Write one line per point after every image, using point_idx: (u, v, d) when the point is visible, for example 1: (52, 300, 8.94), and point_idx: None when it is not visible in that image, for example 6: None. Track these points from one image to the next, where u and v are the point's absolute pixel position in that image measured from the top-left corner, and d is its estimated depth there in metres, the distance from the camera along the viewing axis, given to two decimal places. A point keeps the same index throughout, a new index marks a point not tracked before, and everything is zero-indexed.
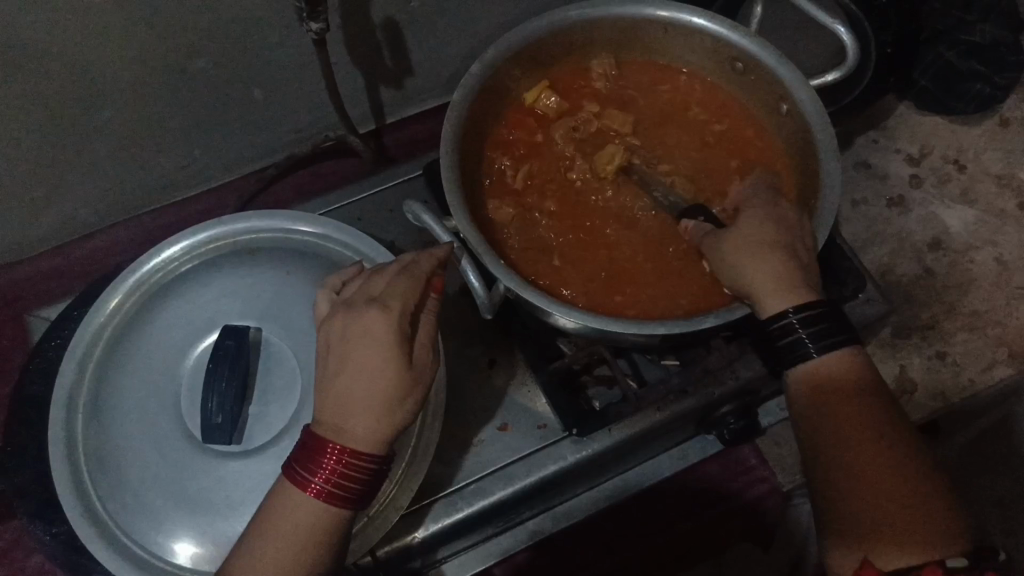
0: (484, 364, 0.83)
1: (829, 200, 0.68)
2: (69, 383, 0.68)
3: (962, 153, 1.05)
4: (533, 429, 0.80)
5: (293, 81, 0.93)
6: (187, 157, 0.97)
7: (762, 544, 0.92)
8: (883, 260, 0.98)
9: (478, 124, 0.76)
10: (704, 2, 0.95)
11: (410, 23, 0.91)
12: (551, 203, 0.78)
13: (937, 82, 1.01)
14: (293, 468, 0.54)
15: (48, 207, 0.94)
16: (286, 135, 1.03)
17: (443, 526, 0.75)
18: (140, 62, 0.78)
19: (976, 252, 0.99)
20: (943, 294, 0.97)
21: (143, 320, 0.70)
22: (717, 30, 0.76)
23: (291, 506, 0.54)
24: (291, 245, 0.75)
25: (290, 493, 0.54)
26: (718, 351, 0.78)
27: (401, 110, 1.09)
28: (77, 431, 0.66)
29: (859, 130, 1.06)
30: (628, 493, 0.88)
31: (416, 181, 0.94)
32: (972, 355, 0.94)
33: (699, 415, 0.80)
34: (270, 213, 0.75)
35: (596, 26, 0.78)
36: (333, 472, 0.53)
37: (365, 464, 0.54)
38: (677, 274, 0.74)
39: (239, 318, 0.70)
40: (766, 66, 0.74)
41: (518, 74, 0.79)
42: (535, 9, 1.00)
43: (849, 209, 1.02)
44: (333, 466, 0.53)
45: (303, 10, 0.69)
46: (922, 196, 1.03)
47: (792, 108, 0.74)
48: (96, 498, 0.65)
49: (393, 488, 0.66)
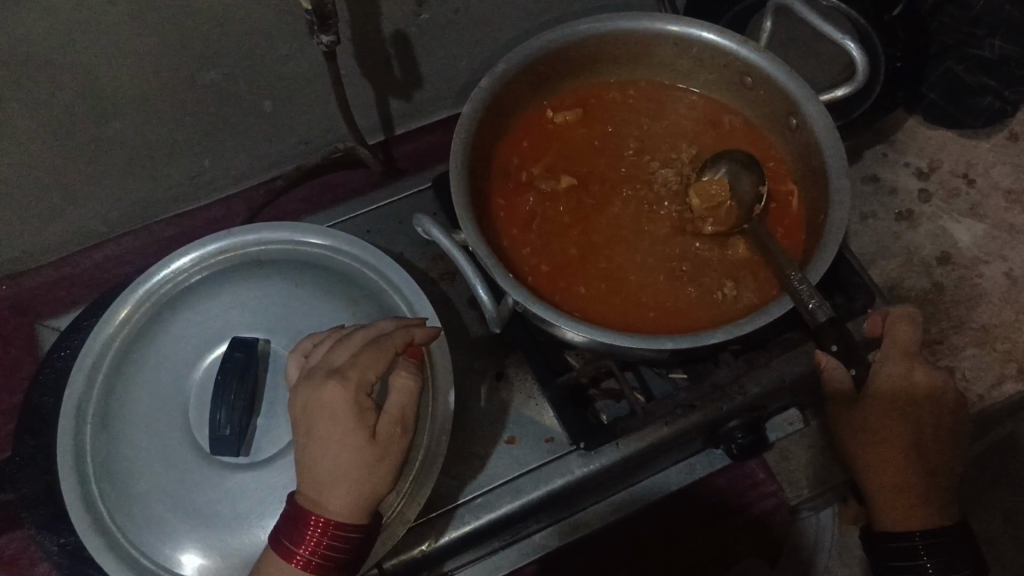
0: (492, 377, 0.83)
1: (838, 214, 0.68)
2: (79, 394, 0.68)
3: (971, 167, 1.05)
4: (541, 443, 0.80)
5: (302, 92, 0.93)
6: (197, 167, 0.98)
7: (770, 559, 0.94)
8: (892, 274, 0.98)
9: (488, 137, 0.77)
10: (713, 16, 0.96)
11: (420, 35, 0.92)
12: (563, 216, 0.78)
13: (945, 96, 1.02)
14: (277, 540, 0.56)
15: (58, 217, 0.95)
16: (295, 146, 1.03)
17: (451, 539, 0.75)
18: (151, 73, 0.79)
19: (986, 266, 0.99)
20: (952, 309, 0.96)
21: (152, 331, 0.70)
22: (726, 45, 0.76)
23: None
24: (300, 257, 0.75)
25: (273, 562, 0.56)
26: (727, 366, 0.77)
27: (410, 121, 1.09)
28: (86, 442, 0.67)
29: (868, 143, 1.06)
30: (636, 506, 0.88)
31: (425, 193, 0.94)
32: (982, 370, 0.93)
33: (709, 430, 0.80)
34: (279, 225, 0.76)
35: (608, 42, 0.78)
36: (318, 544, 0.56)
37: (348, 534, 0.56)
38: (688, 293, 0.74)
39: (248, 329, 0.70)
40: (776, 81, 0.74)
41: (529, 89, 0.79)
42: (544, 22, 1.00)
43: (857, 223, 1.01)
44: (317, 538, 0.56)
45: (313, 23, 0.70)
46: (931, 210, 1.02)
47: (801, 122, 0.74)
48: (103, 509, 0.65)
49: (401, 503, 0.66)
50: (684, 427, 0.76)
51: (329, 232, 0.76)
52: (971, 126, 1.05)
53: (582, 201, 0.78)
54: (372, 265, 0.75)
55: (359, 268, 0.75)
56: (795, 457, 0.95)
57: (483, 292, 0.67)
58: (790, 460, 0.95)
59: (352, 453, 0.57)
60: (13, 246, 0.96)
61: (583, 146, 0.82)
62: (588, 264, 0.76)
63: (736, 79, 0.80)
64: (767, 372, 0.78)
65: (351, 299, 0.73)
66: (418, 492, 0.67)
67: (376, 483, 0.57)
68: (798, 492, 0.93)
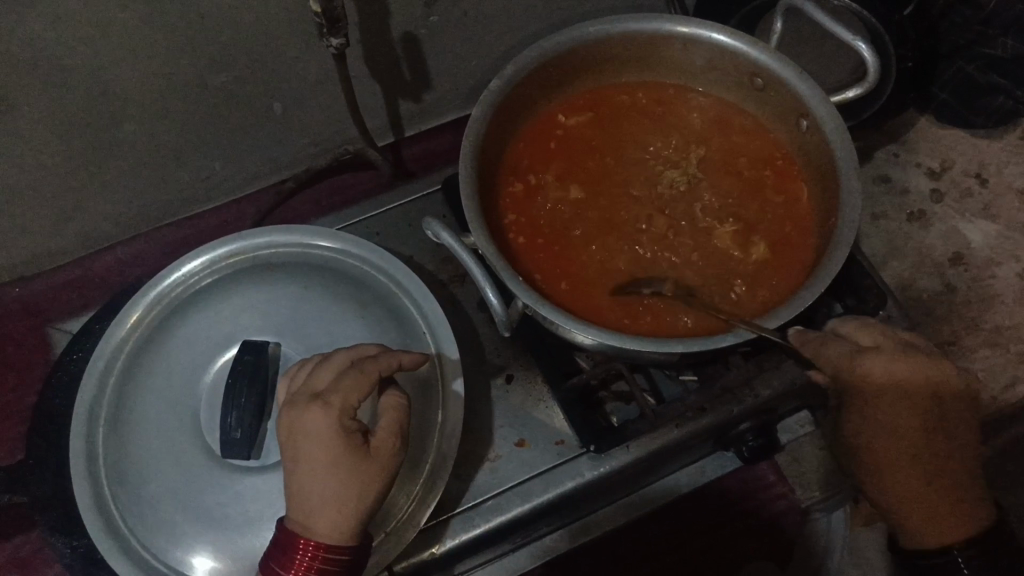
0: (501, 381, 0.83)
1: (849, 217, 0.67)
2: (91, 397, 0.69)
3: (984, 167, 1.04)
4: (551, 446, 0.80)
5: (312, 95, 0.94)
6: (207, 170, 0.98)
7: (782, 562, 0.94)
8: (903, 275, 0.98)
9: (497, 139, 0.77)
10: (722, 16, 0.95)
11: (428, 37, 0.92)
12: (572, 217, 0.78)
13: (957, 95, 1.01)
14: (266, 564, 0.56)
15: (70, 220, 0.96)
16: (305, 149, 1.04)
17: (461, 542, 0.76)
18: (162, 77, 0.79)
19: (998, 267, 0.98)
20: (964, 310, 0.96)
21: (163, 334, 0.71)
22: (736, 46, 0.76)
23: None
24: (310, 260, 0.75)
25: None
26: (737, 368, 0.78)
27: (419, 123, 1.09)
28: (98, 445, 0.68)
29: (879, 144, 1.05)
30: (646, 508, 0.89)
31: (434, 196, 0.94)
32: (994, 372, 0.93)
33: (720, 433, 0.80)
34: (289, 228, 0.76)
35: (618, 43, 0.78)
36: (307, 567, 0.56)
37: (338, 556, 0.56)
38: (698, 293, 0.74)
39: (257, 332, 0.70)
40: (786, 83, 0.74)
41: (539, 90, 0.79)
42: (553, 23, 1.00)
43: (868, 224, 1.01)
44: (307, 561, 0.56)
45: (322, 27, 0.70)
46: (943, 210, 1.02)
47: (812, 124, 0.74)
48: (115, 511, 0.65)
49: (412, 505, 0.67)
50: (697, 430, 0.75)
51: (338, 235, 0.76)
52: (984, 126, 1.04)
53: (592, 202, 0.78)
54: (382, 268, 0.75)
55: (369, 270, 0.75)
56: (806, 459, 0.95)
57: (491, 295, 0.67)
58: (801, 462, 0.95)
59: (338, 478, 0.57)
60: (26, 250, 0.97)
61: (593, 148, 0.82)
62: (597, 266, 0.76)
63: (745, 80, 0.79)
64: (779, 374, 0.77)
65: (360, 301, 0.73)
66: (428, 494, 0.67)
67: (362, 506, 0.58)
68: (809, 494, 0.93)
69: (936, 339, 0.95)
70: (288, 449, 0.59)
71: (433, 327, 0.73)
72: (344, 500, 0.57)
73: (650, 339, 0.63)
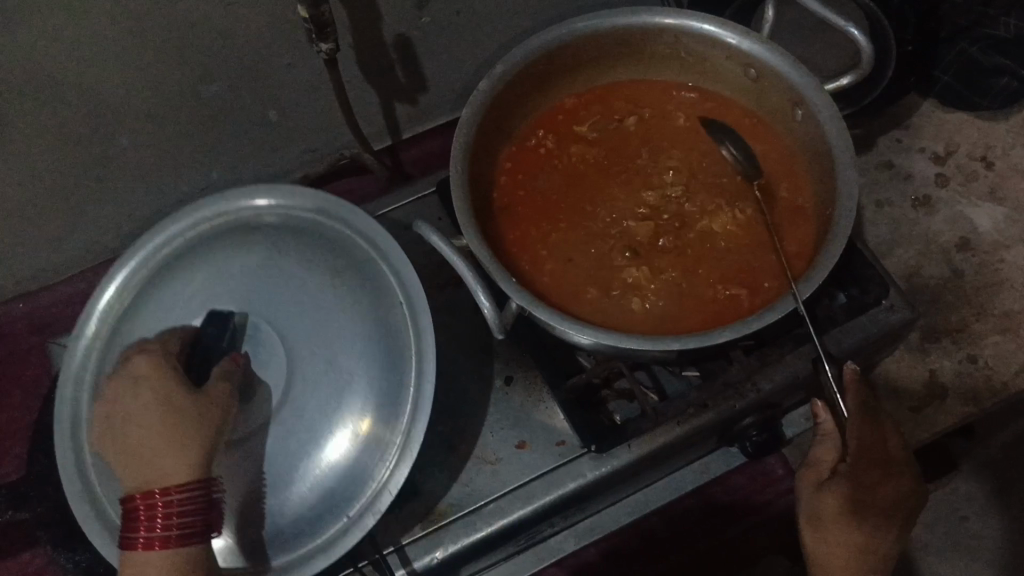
0: (500, 382, 0.83)
1: (846, 208, 0.67)
2: (79, 362, 0.71)
3: (990, 149, 1.03)
4: (551, 446, 0.80)
5: (305, 102, 0.94)
6: (204, 182, 0.99)
7: (791, 554, 0.96)
8: (910, 263, 0.97)
9: (488, 143, 0.77)
10: (718, 7, 0.94)
11: (422, 39, 0.91)
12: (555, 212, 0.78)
13: (960, 78, 1.00)
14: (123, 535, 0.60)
15: (69, 234, 0.96)
16: (302, 156, 1.03)
17: (465, 545, 0.76)
18: (154, 89, 0.79)
19: (1006, 252, 0.97)
20: (973, 296, 0.94)
21: (147, 297, 0.71)
22: (726, 37, 0.75)
23: (138, 565, 0.60)
24: (290, 224, 0.74)
25: (132, 558, 0.60)
26: (739, 363, 0.76)
27: (415, 125, 1.09)
28: (83, 411, 0.70)
29: (881, 129, 1.04)
30: (651, 508, 0.88)
31: (429, 198, 0.94)
32: (1004, 357, 0.91)
33: (723, 427, 0.79)
34: (276, 186, 0.75)
35: (606, 38, 0.77)
36: (162, 516, 0.60)
37: (190, 492, 0.60)
38: (687, 294, 0.73)
39: (227, 302, 0.70)
40: (780, 72, 0.73)
41: (528, 90, 0.79)
42: (548, 20, 0.99)
43: (872, 211, 1.00)
44: (160, 511, 0.60)
45: (312, 32, 0.69)
46: (948, 195, 1.00)
47: (807, 114, 0.73)
48: (101, 499, 0.68)
49: (364, 509, 0.66)
50: (695, 426, 0.75)
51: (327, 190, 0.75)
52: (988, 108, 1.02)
53: (578, 199, 0.78)
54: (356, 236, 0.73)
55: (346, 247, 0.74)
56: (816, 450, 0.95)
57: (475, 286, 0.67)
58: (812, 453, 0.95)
59: (162, 434, 0.61)
60: (31, 263, 0.98)
61: (585, 147, 0.81)
62: (582, 262, 0.75)
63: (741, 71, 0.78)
64: (778, 367, 0.77)
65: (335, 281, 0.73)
66: (391, 481, 0.66)
67: (196, 454, 0.61)
68: None
69: (943, 326, 0.93)
70: (120, 442, 0.63)
71: (410, 297, 0.70)
72: (175, 447, 0.61)
73: (645, 338, 0.63)
